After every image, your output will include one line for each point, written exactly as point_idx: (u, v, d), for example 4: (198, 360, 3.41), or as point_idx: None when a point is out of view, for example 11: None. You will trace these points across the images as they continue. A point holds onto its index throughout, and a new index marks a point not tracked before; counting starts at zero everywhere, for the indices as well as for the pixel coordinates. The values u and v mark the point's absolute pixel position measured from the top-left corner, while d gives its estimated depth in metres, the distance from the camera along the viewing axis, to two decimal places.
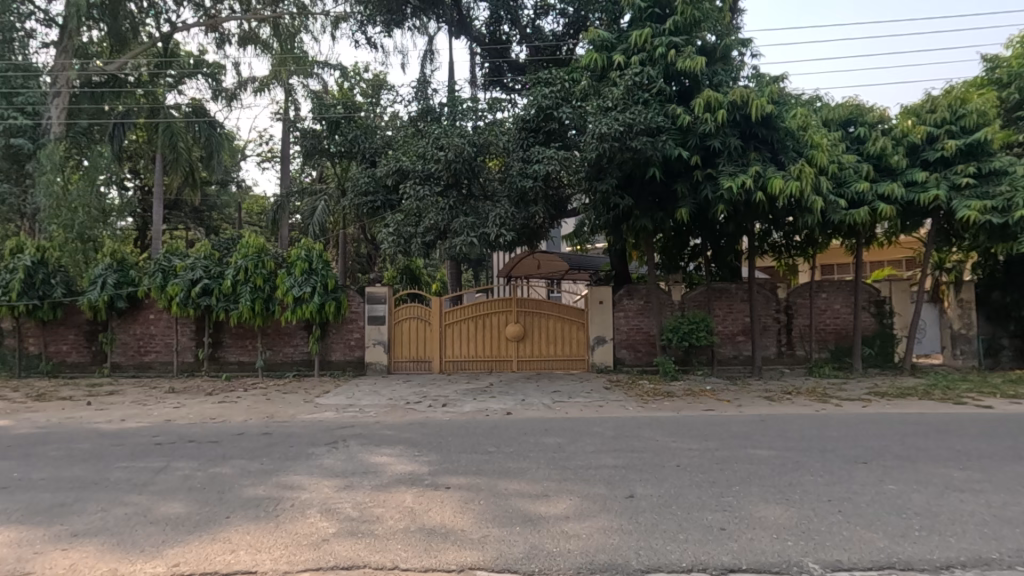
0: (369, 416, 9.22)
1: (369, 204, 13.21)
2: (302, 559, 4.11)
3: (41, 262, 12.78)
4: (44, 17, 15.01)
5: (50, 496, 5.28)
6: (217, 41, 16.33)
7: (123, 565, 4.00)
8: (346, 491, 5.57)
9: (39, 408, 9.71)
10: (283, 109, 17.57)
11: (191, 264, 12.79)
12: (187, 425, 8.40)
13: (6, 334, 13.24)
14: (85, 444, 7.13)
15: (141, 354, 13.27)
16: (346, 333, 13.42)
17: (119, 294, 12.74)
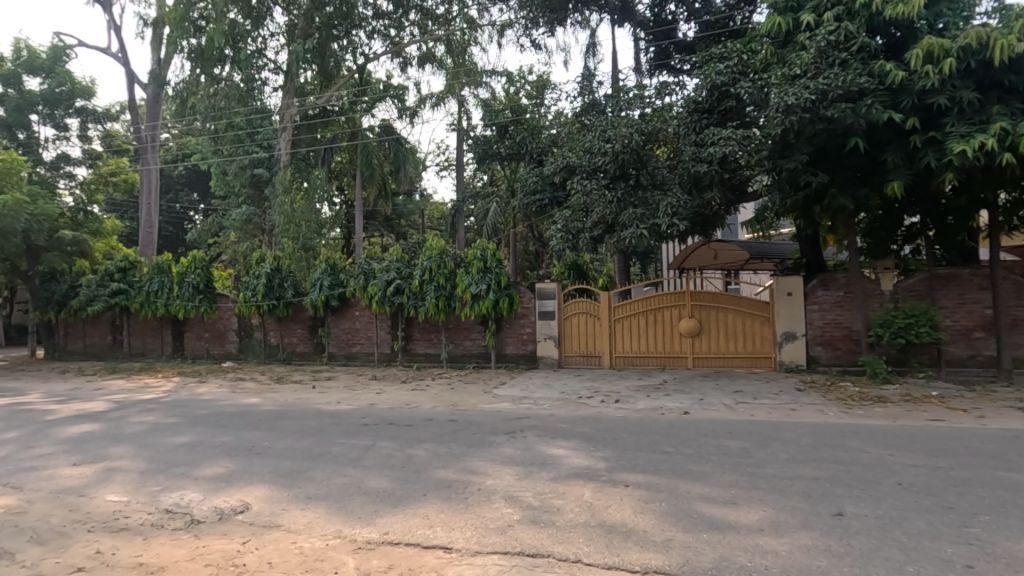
0: (543, 408, 9.49)
1: (538, 203, 13.60)
2: (491, 541, 4.36)
3: (277, 269, 15.58)
4: (274, 67, 18.04)
5: (291, 462, 6.37)
6: (401, 65, 18.19)
7: (346, 528, 4.63)
8: (526, 480, 5.77)
9: (279, 389, 11.82)
10: (457, 120, 18.98)
11: (387, 267, 14.47)
12: (388, 409, 9.50)
13: (254, 329, 16.30)
14: (313, 422, 8.47)
15: (349, 345, 15.37)
16: (519, 328, 13.97)
17: (333, 294, 14.97)
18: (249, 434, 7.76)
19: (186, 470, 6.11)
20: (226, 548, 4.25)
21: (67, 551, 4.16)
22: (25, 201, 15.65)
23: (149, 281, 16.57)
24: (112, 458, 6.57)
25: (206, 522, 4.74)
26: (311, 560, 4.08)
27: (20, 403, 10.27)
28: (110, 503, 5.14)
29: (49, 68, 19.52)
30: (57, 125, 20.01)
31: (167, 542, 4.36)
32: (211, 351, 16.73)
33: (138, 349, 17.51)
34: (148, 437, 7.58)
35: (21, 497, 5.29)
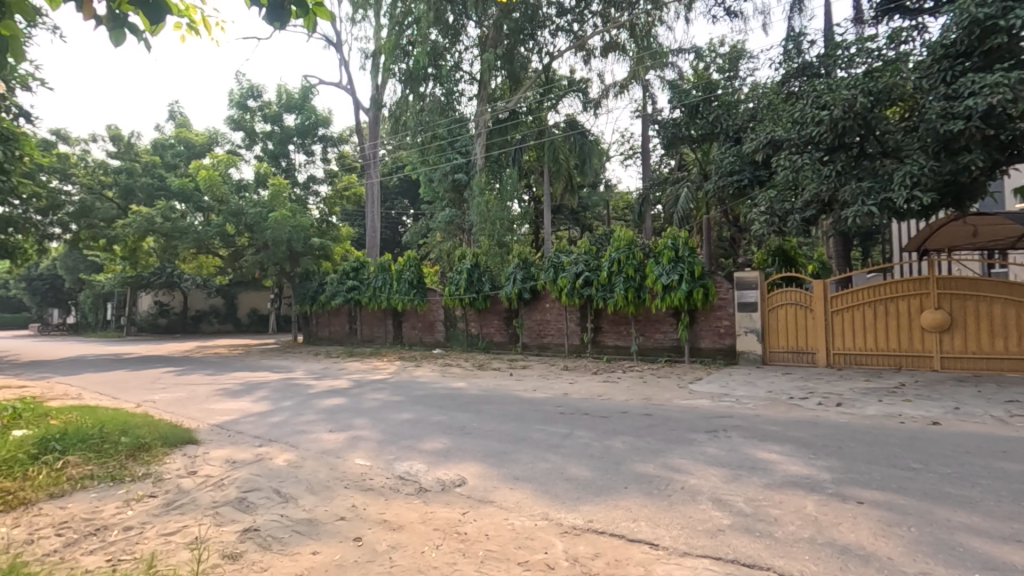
0: (748, 408, 8.75)
1: (736, 184, 12.56)
2: (701, 544, 4.14)
3: (476, 265, 16.98)
4: (469, 78, 19.55)
5: (497, 444, 6.86)
6: (584, 57, 18.28)
7: (552, 511, 4.82)
8: (734, 484, 5.36)
9: (481, 375, 12.86)
10: (642, 106, 18.46)
11: (575, 259, 14.73)
12: (582, 400, 9.67)
13: (457, 319, 17.96)
14: (514, 407, 9.02)
15: (541, 336, 16.03)
16: (715, 320, 13.09)
17: (525, 286, 15.76)
18: (460, 414, 8.57)
19: (413, 443, 6.97)
20: (449, 516, 4.75)
21: (332, 502, 5.05)
22: (288, 215, 19.47)
23: (375, 278, 19.35)
24: (357, 428, 7.81)
25: (431, 491, 5.36)
26: (523, 538, 4.33)
27: (291, 378, 12.83)
28: (358, 466, 6.11)
29: (300, 105, 23.91)
30: (307, 151, 24.44)
31: (403, 505, 5.02)
32: (423, 339, 18.90)
33: (367, 336, 20.58)
34: (381, 412, 8.85)
35: (297, 454, 6.58)
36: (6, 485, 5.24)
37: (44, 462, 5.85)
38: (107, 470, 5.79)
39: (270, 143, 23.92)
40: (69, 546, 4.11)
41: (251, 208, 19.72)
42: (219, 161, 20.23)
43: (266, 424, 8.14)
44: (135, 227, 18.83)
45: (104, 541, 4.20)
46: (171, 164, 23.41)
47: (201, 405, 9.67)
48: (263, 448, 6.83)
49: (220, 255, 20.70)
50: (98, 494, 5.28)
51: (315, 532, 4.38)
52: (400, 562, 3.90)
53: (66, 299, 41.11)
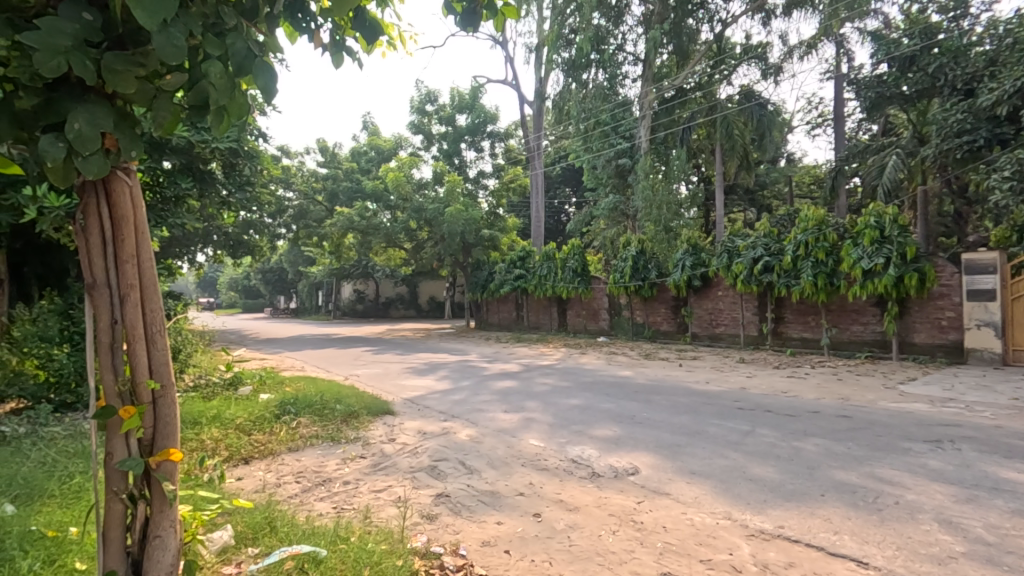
0: (983, 416, 7.24)
1: (966, 146, 10.52)
2: (925, 570, 3.55)
3: (641, 252, 16.57)
4: (633, 58, 19.03)
5: (670, 436, 6.63)
6: (763, 20, 16.63)
7: (735, 511, 4.53)
8: (968, 506, 4.48)
9: (649, 364, 12.54)
10: (835, 65, 16.24)
11: (753, 243, 13.58)
12: (763, 395, 8.89)
13: (622, 307, 17.70)
14: (686, 399, 8.63)
15: (713, 326, 15.08)
16: (934, 311, 11.03)
17: (695, 273, 14.94)
18: (628, 403, 8.46)
19: (583, 428, 7.06)
20: (624, 504, 4.73)
21: (511, 477, 5.36)
22: (462, 209, 21.24)
23: (541, 267, 19.94)
24: (529, 410, 8.16)
25: (605, 477, 5.38)
26: (704, 535, 4.14)
27: (467, 360, 13.86)
28: (533, 446, 6.37)
29: (470, 105, 25.51)
30: (477, 148, 26.01)
31: (577, 487, 5.12)
32: (588, 327, 19.00)
33: (534, 323, 21.34)
34: (550, 396, 9.11)
35: (477, 431, 7.09)
36: (260, 437, 6.49)
37: (284, 421, 7.12)
38: (328, 432, 6.85)
39: (445, 143, 25.90)
40: (306, 491, 4.96)
41: (430, 204, 21.63)
42: (403, 163, 22.52)
43: (449, 401, 8.92)
44: (340, 226, 21.87)
45: (331, 491, 4.98)
46: (366, 169, 26.67)
47: (395, 381, 10.92)
48: (447, 423, 7.49)
49: (405, 248, 23.08)
50: (323, 451, 6.28)
51: (498, 504, 4.69)
52: (578, 542, 3.99)
53: (289, 288, 49.42)
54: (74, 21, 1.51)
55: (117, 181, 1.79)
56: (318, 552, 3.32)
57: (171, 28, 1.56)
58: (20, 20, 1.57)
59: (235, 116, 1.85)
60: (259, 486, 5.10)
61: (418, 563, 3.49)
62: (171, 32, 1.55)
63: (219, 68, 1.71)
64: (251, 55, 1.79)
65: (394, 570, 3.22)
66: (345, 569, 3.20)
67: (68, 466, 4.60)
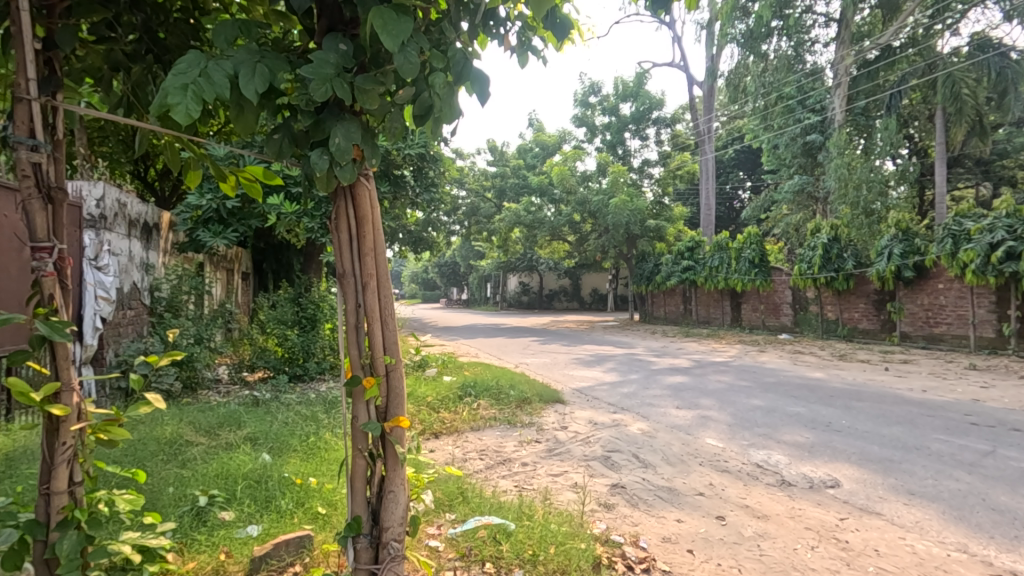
0: None
1: None
2: None
3: (835, 239, 14.64)
4: (825, 19, 16.85)
5: (879, 449, 5.77)
6: None
7: (974, 544, 3.80)
8: None
9: (847, 366, 11.07)
10: None
11: (990, 225, 11.16)
12: (1007, 410, 7.28)
13: (810, 302, 15.84)
14: (898, 409, 7.43)
15: (930, 325, 12.77)
16: None
17: (906, 263, 12.77)
18: (823, 408, 7.56)
19: (769, 432, 6.50)
20: (825, 518, 4.26)
21: (690, 475, 5.16)
22: (627, 200, 20.87)
23: (712, 258, 18.77)
24: (705, 407, 7.75)
25: (798, 486, 4.91)
26: (931, 566, 3.55)
27: (634, 353, 13.62)
28: (711, 445, 6.06)
29: (635, 92, 24.87)
30: (642, 137, 25.32)
31: (766, 494, 4.74)
32: (767, 322, 17.39)
33: (703, 317, 20.19)
34: (728, 394, 8.56)
35: (650, 425, 6.95)
36: (446, 415, 7.14)
37: (466, 402, 7.74)
38: (505, 415, 7.27)
39: (609, 134, 25.59)
40: (489, 468, 5.34)
41: (594, 196, 21.62)
42: (568, 157, 22.81)
43: (619, 393, 8.87)
44: (508, 221, 22.96)
45: (511, 470, 5.30)
46: (531, 165, 27.59)
47: (563, 371, 11.19)
48: (618, 415, 7.47)
49: (569, 241, 23.44)
50: (501, 432, 6.69)
51: (678, 501, 4.56)
52: (771, 552, 3.70)
53: (461, 280, 53.38)
54: (335, 53, 1.80)
55: (361, 186, 2.10)
56: (507, 525, 3.56)
57: (408, 48, 1.77)
58: (296, 58, 1.92)
59: (453, 122, 2.02)
60: (450, 459, 5.63)
61: (599, 548, 3.54)
62: (408, 51, 1.76)
63: (442, 77, 1.90)
64: (466, 63, 1.96)
65: (579, 552, 3.32)
66: (533, 544, 3.39)
67: (305, 426, 5.56)
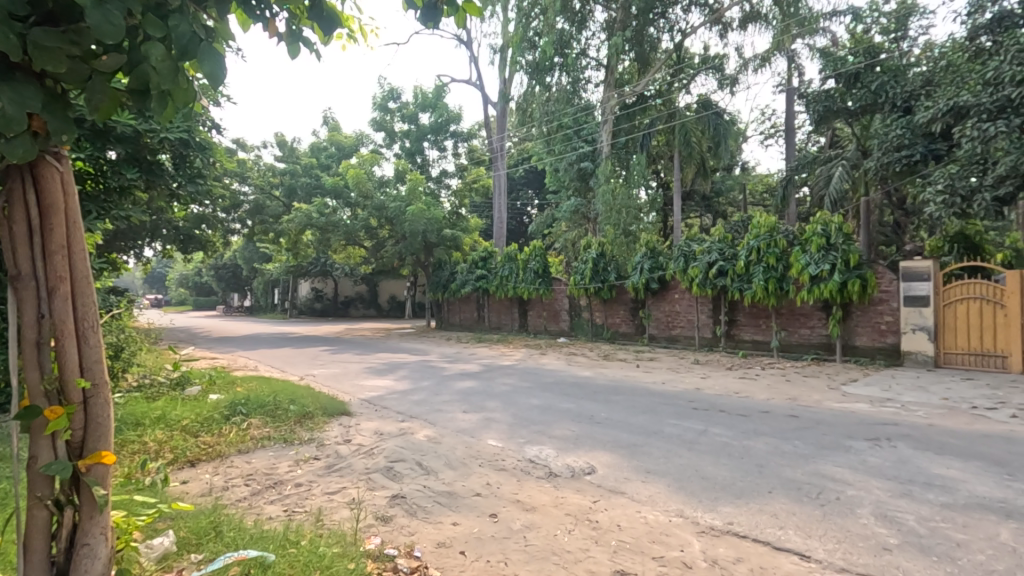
0: (917, 414, 7.49)
1: (904, 161, 11.11)
2: (863, 562, 3.72)
3: (602, 254, 16.79)
4: (596, 63, 19.26)
5: (627, 436, 6.73)
6: (721, 32, 17.18)
7: (688, 509, 4.64)
8: (903, 500, 4.66)
9: (609, 365, 12.76)
10: (786, 79, 17.01)
11: (709, 248, 13.95)
12: (717, 396, 9.14)
13: (582, 309, 17.89)
14: (644, 400, 8.78)
15: (670, 328, 15.45)
16: (874, 316, 11.61)
17: (653, 277, 15.29)
18: (588, 403, 8.56)
19: (543, 428, 7.09)
20: (581, 503, 4.78)
21: (469, 477, 5.34)
22: (424, 208, 21.05)
23: (502, 267, 20.00)
24: (489, 410, 8.14)
25: (562, 477, 5.43)
26: (657, 532, 4.23)
27: (428, 360, 13.74)
28: (491, 446, 6.36)
29: (434, 104, 25.31)
30: (440, 148, 25.86)
31: (535, 487, 5.14)
32: (548, 328, 19.15)
33: (495, 323, 21.42)
34: (511, 396, 9.13)
35: (436, 431, 7.03)
36: (207, 439, 6.24)
37: (234, 422, 6.89)
38: (281, 433, 6.66)
39: (408, 141, 25.62)
40: (255, 494, 4.80)
41: (392, 202, 21.36)
42: (365, 160, 22.18)
43: (409, 401, 8.82)
44: (298, 222, 21.34)
45: (282, 494, 4.84)
46: (325, 166, 26.14)
47: (353, 381, 10.74)
48: (405, 424, 7.40)
49: (365, 247, 22.73)
50: (275, 452, 6.10)
51: (456, 505, 4.67)
52: (534, 542, 4.01)
53: (244, 285, 47.95)
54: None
55: (46, 165, 1.75)
56: (266, 557, 3.18)
57: (106, 6, 1.47)
58: None
59: (181, 102, 1.79)
60: (206, 489, 4.92)
61: (370, 565, 3.43)
62: (107, 9, 1.46)
63: (160, 51, 1.64)
64: (196, 39, 1.68)
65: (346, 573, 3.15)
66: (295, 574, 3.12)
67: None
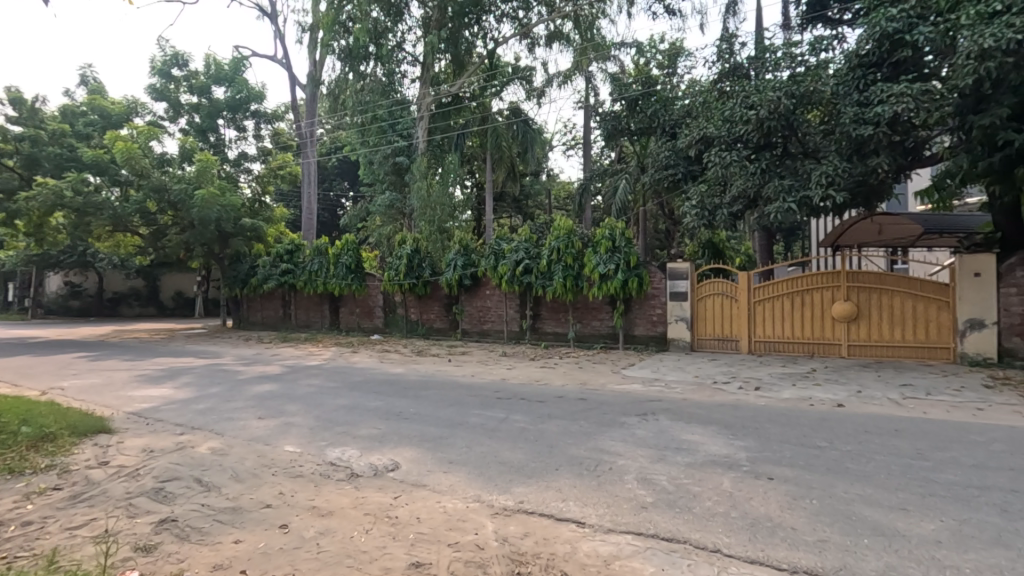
0: (676, 391, 8.96)
1: (670, 178, 13.15)
2: (626, 521, 4.33)
3: (416, 250, 16.76)
4: (411, 58, 19.09)
5: (434, 429, 6.85)
6: (529, 46, 18.35)
7: (485, 493, 4.90)
8: (659, 464, 5.54)
9: (422, 361, 12.83)
10: (584, 97, 18.86)
11: (516, 247, 14.85)
12: (521, 385, 9.80)
13: (397, 305, 17.70)
14: (453, 393, 9.02)
15: (481, 323, 16.09)
16: (649, 309, 13.58)
17: (466, 273, 15.75)
18: (397, 400, 8.49)
19: (348, 429, 6.84)
20: (382, 500, 4.73)
21: (259, 489, 4.92)
22: (216, 193, 18.38)
23: (311, 262, 18.75)
24: (289, 414, 7.59)
25: (364, 476, 5.30)
26: (454, 520, 4.38)
27: (219, 364, 12.26)
28: (288, 453, 5.93)
29: (230, 78, 22.58)
30: (238, 127, 23.18)
31: (334, 490, 4.94)
32: (362, 325, 18.52)
33: (303, 321, 20.04)
34: (315, 397, 8.62)
35: (223, 442, 6.32)
36: None
37: None
38: (4, 462, 5.36)
39: (197, 116, 22.51)
40: None
41: (175, 184, 18.55)
42: (139, 133, 18.89)
43: (191, 411, 7.78)
44: (42, 202, 17.31)
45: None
46: (84, 135, 21.63)
47: (118, 391, 9.10)
48: (184, 437, 6.50)
49: (140, 234, 19.40)
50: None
51: (239, 520, 4.26)
52: (328, 548, 3.85)
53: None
54: None
55: None
56: None
57: None
58: None
59: None
60: None
61: None
62: None
63: None
64: None
65: None
66: None
67: None
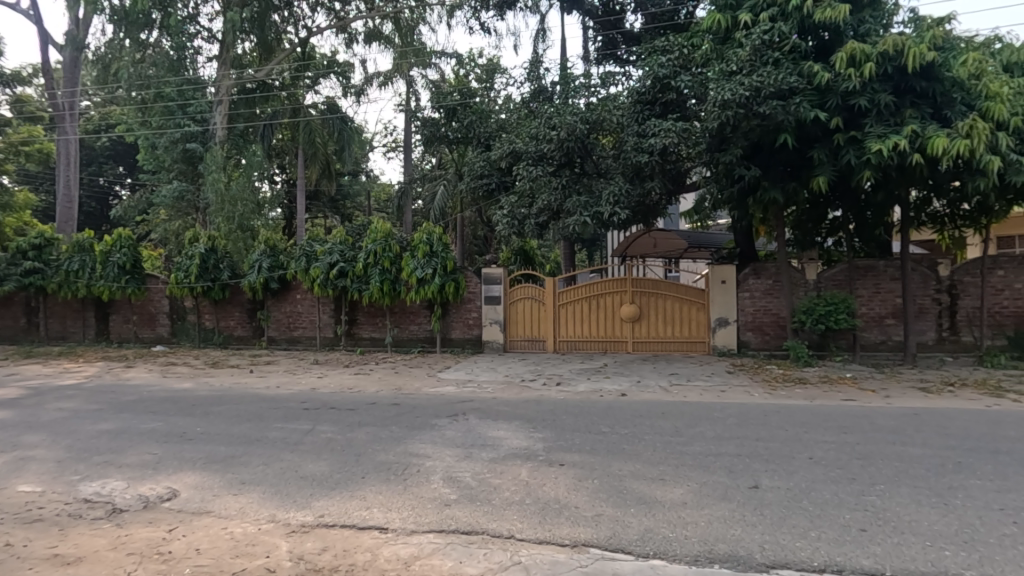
0: (487, 390, 9.40)
1: (485, 187, 13.80)
2: (428, 520, 4.42)
3: (212, 250, 14.92)
4: (208, 34, 17.06)
5: (225, 449, 6.19)
6: (347, 41, 17.65)
7: (281, 512, 4.58)
8: (465, 462, 5.77)
9: (216, 373, 11.49)
10: (405, 100, 18.75)
11: (330, 249, 14.10)
12: (331, 393, 9.35)
13: (188, 311, 15.61)
14: (252, 407, 8.24)
15: (290, 329, 14.97)
16: (465, 312, 14.00)
17: (272, 276, 14.49)
18: (180, 419, 7.47)
19: (111, 457, 5.84)
20: (151, 536, 4.12)
21: None
22: None
23: (69, 260, 15.41)
24: (27, 446, 6.19)
25: (129, 511, 4.57)
26: (242, 545, 4.02)
27: None
28: (21, 494, 4.85)
29: None
30: None
31: (88, 532, 4.18)
32: (141, 335, 15.94)
33: (58, 332, 16.52)
34: (67, 424, 7.17)
35: None
36: None
37: None
38: None
39: None
40: None
41: None
42: None
43: None
44: None
45: None
46: None
47: None
48: None
49: None
50: None
51: None
52: None
53: None
54: None
55: None
56: None
57: None
58: None
59: None
60: None
61: None
62: None
63: None
64: None
65: None
66: None
67: None
